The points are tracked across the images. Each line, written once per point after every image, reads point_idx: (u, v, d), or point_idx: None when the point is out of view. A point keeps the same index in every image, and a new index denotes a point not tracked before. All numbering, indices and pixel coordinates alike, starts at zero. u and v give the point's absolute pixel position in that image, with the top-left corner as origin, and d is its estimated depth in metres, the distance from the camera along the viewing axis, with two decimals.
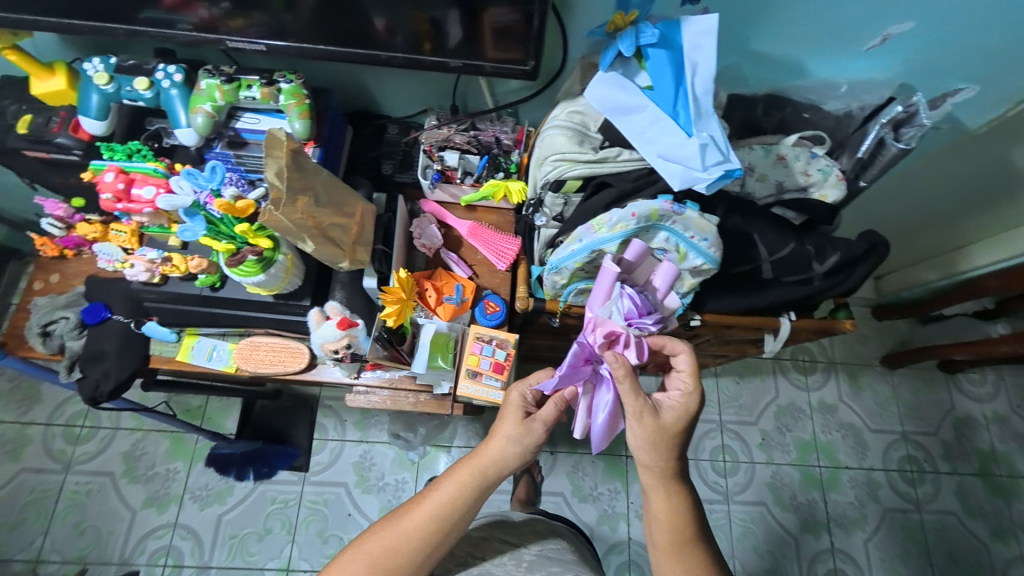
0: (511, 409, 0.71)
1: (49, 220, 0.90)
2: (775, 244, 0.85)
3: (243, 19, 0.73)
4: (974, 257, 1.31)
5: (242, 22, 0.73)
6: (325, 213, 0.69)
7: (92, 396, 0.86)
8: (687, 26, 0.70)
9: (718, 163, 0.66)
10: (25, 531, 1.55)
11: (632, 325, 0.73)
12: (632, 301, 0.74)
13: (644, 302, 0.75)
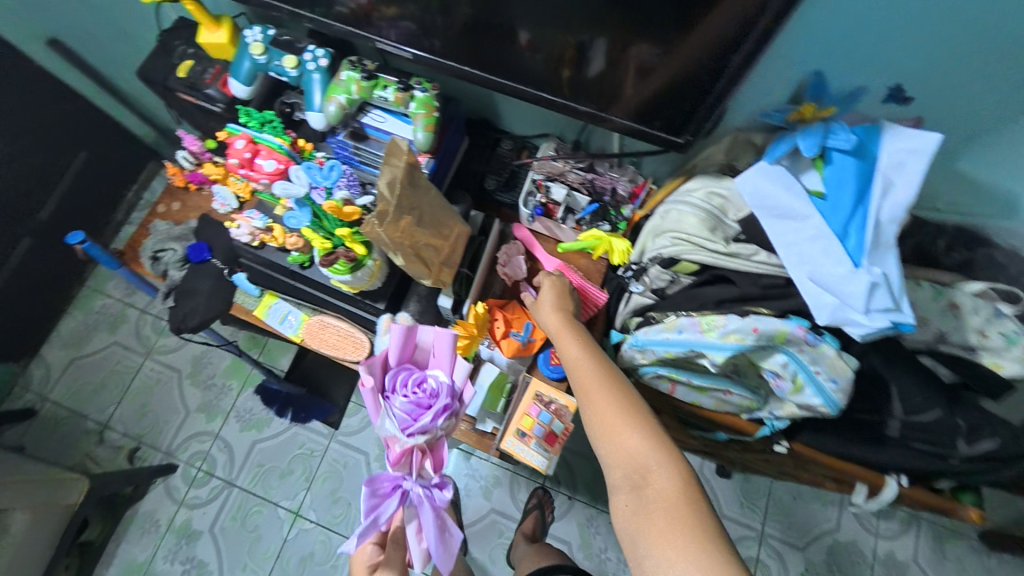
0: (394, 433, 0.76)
1: (183, 153, 0.99)
2: (916, 404, 0.73)
3: (396, 9, 0.70)
4: None
5: (393, 12, 0.70)
6: (423, 233, 0.66)
7: (177, 325, 0.92)
8: (893, 135, 0.56)
9: (885, 311, 0.54)
10: (103, 397, 1.77)
11: (410, 434, 0.72)
12: (402, 412, 0.72)
13: (416, 407, 0.73)
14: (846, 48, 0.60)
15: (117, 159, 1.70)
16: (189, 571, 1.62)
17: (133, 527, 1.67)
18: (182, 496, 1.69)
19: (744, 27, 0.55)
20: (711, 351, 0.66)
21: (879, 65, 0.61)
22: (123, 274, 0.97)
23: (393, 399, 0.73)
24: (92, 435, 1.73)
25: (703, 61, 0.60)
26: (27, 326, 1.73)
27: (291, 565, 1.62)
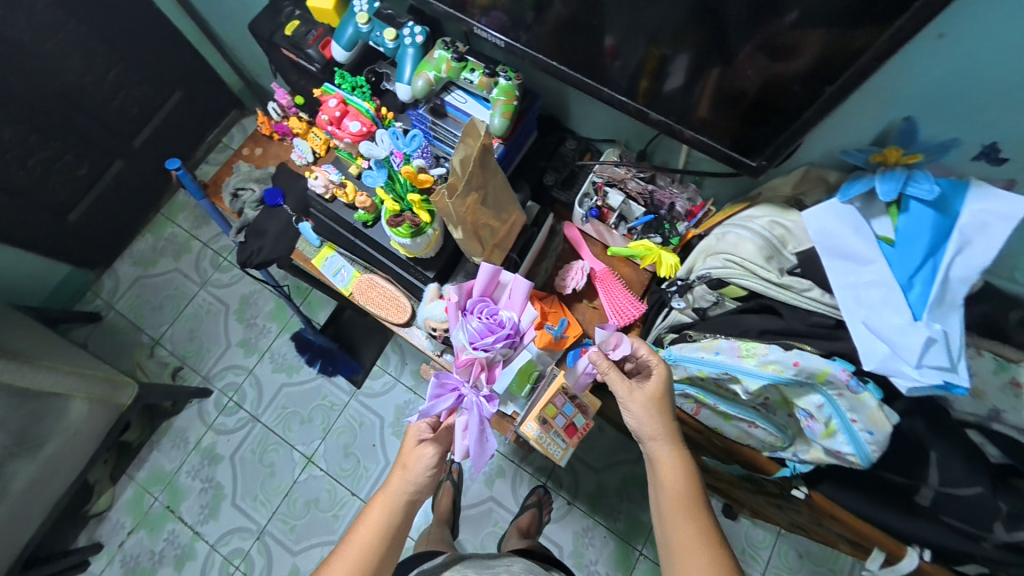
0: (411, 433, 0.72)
1: (274, 104, 1.07)
2: (956, 478, 0.69)
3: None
4: None
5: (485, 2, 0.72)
6: (485, 213, 0.71)
7: (244, 259, 1.01)
8: (982, 192, 0.53)
9: (939, 369, 0.53)
10: (159, 315, 1.93)
11: (476, 347, 0.77)
12: (476, 325, 0.78)
13: (488, 325, 0.78)
14: (947, 95, 0.57)
15: (202, 101, 1.89)
16: (206, 489, 1.76)
17: (166, 439, 1.83)
18: (212, 421, 1.83)
19: (849, 56, 0.53)
20: (746, 377, 0.66)
21: (984, 117, 0.57)
22: (205, 205, 1.03)
23: (468, 317, 0.78)
24: (144, 348, 1.89)
25: (795, 86, 0.59)
26: (108, 240, 1.91)
27: (297, 506, 1.73)
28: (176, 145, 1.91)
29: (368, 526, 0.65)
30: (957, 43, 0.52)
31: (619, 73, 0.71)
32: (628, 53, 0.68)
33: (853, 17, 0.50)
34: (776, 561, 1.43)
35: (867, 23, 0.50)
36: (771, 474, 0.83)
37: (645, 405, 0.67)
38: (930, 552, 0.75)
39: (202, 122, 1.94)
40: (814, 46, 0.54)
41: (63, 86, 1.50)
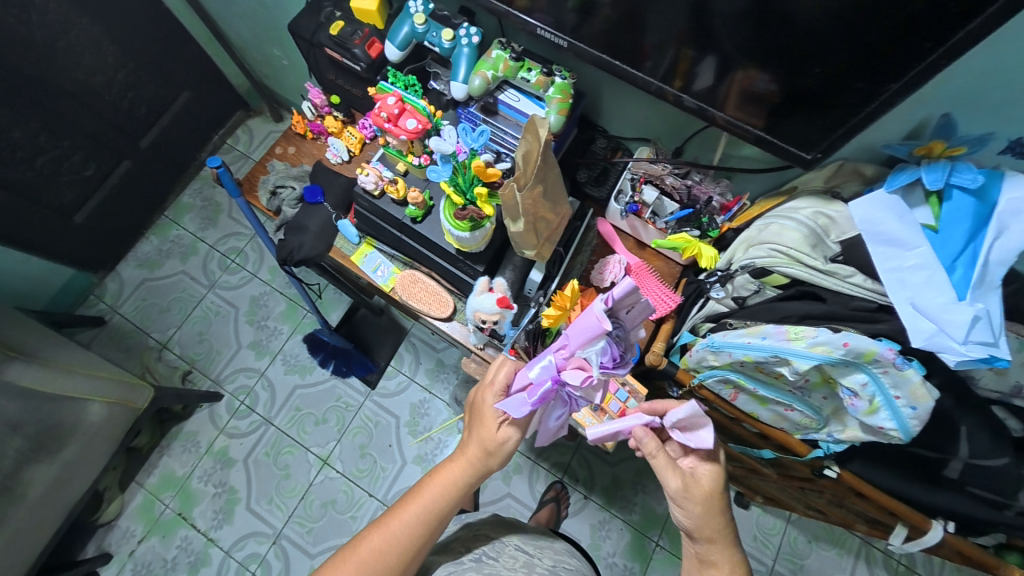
0: (485, 417, 0.74)
1: (309, 104, 1.08)
2: (983, 450, 0.74)
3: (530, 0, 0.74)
4: None
5: (528, 3, 0.74)
6: (545, 206, 0.75)
7: (284, 257, 1.02)
8: (1016, 184, 0.60)
9: (983, 344, 0.59)
10: (167, 318, 1.86)
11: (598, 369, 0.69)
12: (609, 351, 0.68)
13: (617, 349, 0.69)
14: (984, 94, 0.62)
15: (210, 100, 1.86)
16: (220, 494, 1.67)
17: (176, 443, 1.73)
18: (224, 424, 1.75)
19: (913, 57, 0.54)
20: (797, 358, 0.69)
21: (1011, 115, 0.62)
22: (240, 204, 0.98)
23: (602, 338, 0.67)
24: (152, 351, 1.81)
25: (859, 83, 0.60)
26: (110, 241, 1.84)
27: (314, 508, 1.65)
28: (182, 144, 1.88)
29: (446, 480, 0.74)
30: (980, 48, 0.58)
31: (650, 73, 0.74)
32: (659, 57, 0.71)
33: (925, 20, 0.51)
34: (786, 547, 1.48)
35: (937, 28, 0.51)
36: (802, 455, 0.84)
37: (696, 495, 0.68)
38: (953, 524, 0.80)
39: (208, 122, 1.90)
40: (884, 46, 0.55)
41: (72, 84, 1.46)
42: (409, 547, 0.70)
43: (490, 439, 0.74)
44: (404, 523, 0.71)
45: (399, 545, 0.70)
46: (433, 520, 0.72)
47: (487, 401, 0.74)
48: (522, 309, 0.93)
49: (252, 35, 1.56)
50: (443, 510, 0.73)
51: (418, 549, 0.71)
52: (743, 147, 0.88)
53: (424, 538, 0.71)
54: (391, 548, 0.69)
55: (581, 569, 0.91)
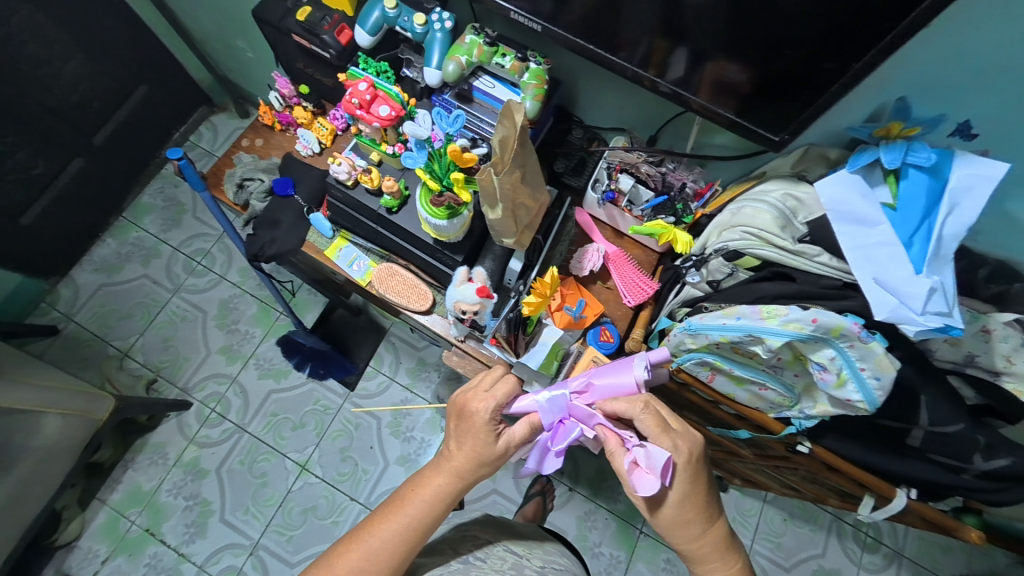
0: (479, 430, 0.69)
1: (276, 94, 1.04)
2: (942, 417, 0.77)
3: None
4: None
5: None
6: (522, 191, 0.76)
7: (255, 253, 1.00)
8: (965, 162, 0.65)
9: (940, 315, 0.63)
10: (129, 324, 1.76)
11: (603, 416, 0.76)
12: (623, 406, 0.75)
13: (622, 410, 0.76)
14: (935, 77, 0.67)
15: (170, 95, 1.77)
16: (192, 507, 1.60)
17: (142, 455, 1.64)
18: (194, 434, 1.67)
19: (876, 35, 0.56)
20: (770, 336, 0.72)
21: (960, 99, 0.68)
22: (205, 199, 0.94)
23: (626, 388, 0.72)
24: (113, 360, 1.71)
25: (825, 63, 0.61)
26: (62, 245, 1.72)
27: (294, 515, 1.59)
28: (141, 141, 1.78)
29: (430, 491, 0.70)
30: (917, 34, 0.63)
31: (623, 57, 0.75)
32: (635, 44, 0.72)
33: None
34: (764, 527, 1.53)
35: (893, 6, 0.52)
36: (777, 433, 0.86)
37: (677, 522, 0.66)
38: (915, 491, 0.85)
39: (167, 118, 1.81)
40: (854, 26, 0.56)
41: (16, 77, 1.37)
42: (391, 562, 0.67)
43: (478, 449, 0.70)
44: (384, 537, 0.67)
45: (380, 560, 0.66)
46: (416, 534, 0.68)
47: (477, 410, 0.69)
48: (503, 300, 0.93)
49: (213, 26, 1.49)
50: (426, 523, 0.69)
51: (399, 563, 0.67)
52: (714, 135, 0.91)
53: (406, 552, 0.68)
54: (372, 563, 0.66)
55: (572, 569, 0.87)
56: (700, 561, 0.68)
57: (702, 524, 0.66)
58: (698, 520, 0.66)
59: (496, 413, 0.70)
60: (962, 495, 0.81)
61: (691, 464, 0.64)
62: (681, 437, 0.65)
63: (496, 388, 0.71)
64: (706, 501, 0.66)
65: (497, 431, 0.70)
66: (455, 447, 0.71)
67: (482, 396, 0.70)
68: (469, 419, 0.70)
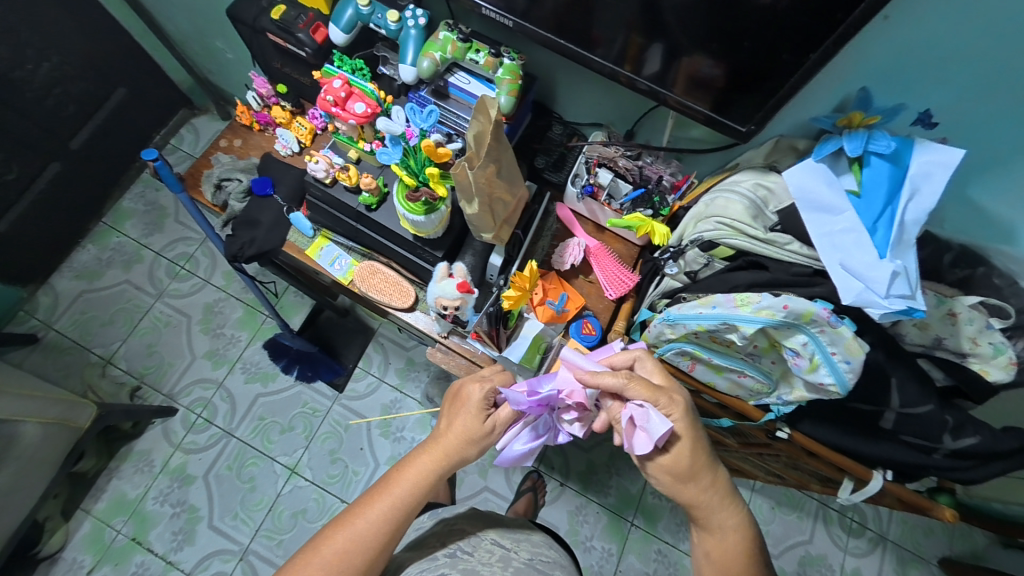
0: (470, 408, 0.71)
1: (253, 93, 1.05)
2: (912, 398, 0.80)
3: None
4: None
5: None
6: (499, 185, 0.77)
7: (234, 253, 0.99)
8: (924, 150, 0.69)
9: (902, 297, 0.66)
10: (111, 331, 1.73)
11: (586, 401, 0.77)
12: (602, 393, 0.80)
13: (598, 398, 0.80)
14: (893, 69, 0.70)
15: (148, 98, 1.74)
16: (179, 514, 1.58)
17: (127, 464, 1.62)
18: (180, 440, 1.64)
19: (828, 26, 0.57)
20: (744, 324, 0.73)
21: (920, 89, 0.71)
22: (182, 199, 0.92)
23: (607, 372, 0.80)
24: (95, 367, 1.68)
25: (785, 54, 0.63)
26: (40, 252, 1.69)
27: (283, 519, 1.57)
28: (120, 145, 1.75)
29: (417, 471, 0.69)
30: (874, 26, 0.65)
31: (597, 52, 0.76)
32: (611, 40, 0.73)
33: None
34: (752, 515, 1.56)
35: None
36: (756, 420, 0.88)
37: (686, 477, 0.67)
38: (891, 473, 0.87)
39: (147, 120, 1.79)
40: (815, 22, 0.58)
41: None
42: (377, 544, 0.65)
43: (468, 431, 0.70)
44: (371, 518, 0.66)
45: (365, 541, 0.65)
46: (401, 515, 0.67)
47: (471, 395, 0.71)
48: (484, 295, 0.94)
49: (191, 27, 1.47)
50: (411, 505, 0.68)
51: (385, 546, 0.66)
52: (689, 129, 0.93)
53: (392, 533, 0.67)
54: (358, 545, 0.65)
55: (560, 561, 0.86)
56: (714, 515, 0.68)
57: (709, 474, 0.68)
58: (704, 469, 0.67)
59: (490, 397, 0.71)
60: (934, 475, 0.83)
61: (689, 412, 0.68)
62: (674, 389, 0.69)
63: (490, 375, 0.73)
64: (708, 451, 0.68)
65: (489, 416, 0.72)
66: (445, 428, 0.71)
67: (477, 381, 0.72)
68: (462, 397, 0.72)
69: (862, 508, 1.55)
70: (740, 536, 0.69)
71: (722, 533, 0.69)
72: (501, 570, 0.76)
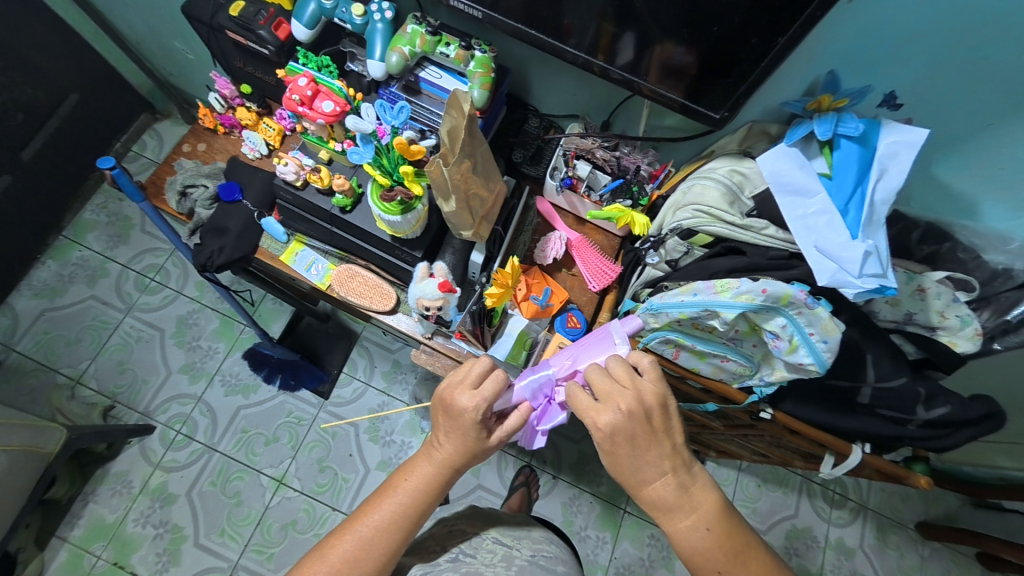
0: (463, 421, 0.67)
1: (216, 94, 1.00)
2: (886, 372, 0.83)
3: None
4: (1001, 458, 1.29)
5: None
6: (476, 181, 0.77)
7: (203, 263, 0.94)
8: (890, 132, 0.72)
9: (874, 276, 0.69)
10: (78, 350, 1.65)
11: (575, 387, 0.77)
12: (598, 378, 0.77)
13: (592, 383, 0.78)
14: (858, 51, 0.71)
15: (105, 103, 1.66)
16: (162, 535, 1.52)
17: (103, 487, 1.55)
18: (159, 459, 1.58)
19: (796, 8, 0.58)
20: (725, 309, 0.74)
21: (884, 70, 0.73)
22: (145, 209, 0.87)
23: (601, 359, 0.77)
24: (62, 389, 1.59)
25: (753, 38, 0.63)
26: None
27: (272, 532, 1.53)
28: (77, 154, 1.66)
29: (423, 479, 0.68)
30: (838, 9, 0.66)
31: (567, 41, 0.75)
32: (583, 29, 0.73)
33: None
34: (740, 494, 1.60)
35: None
36: (740, 403, 0.88)
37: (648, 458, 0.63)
38: (870, 445, 0.89)
39: (104, 126, 1.69)
40: (784, 6, 0.58)
41: None
42: (386, 551, 0.64)
43: (469, 444, 0.68)
44: (377, 525, 0.64)
45: (373, 549, 0.64)
46: (408, 522, 0.66)
47: (465, 408, 0.67)
48: (467, 294, 0.93)
49: (145, 27, 1.39)
50: (418, 511, 0.67)
51: (395, 552, 0.65)
52: (665, 117, 0.92)
53: (400, 540, 0.65)
54: (366, 553, 0.63)
55: (561, 555, 0.87)
56: (665, 521, 0.64)
57: (650, 477, 0.63)
58: (646, 471, 0.63)
59: (485, 411, 0.67)
60: (910, 446, 0.86)
61: (640, 414, 0.62)
62: (621, 396, 0.63)
63: (483, 385, 0.68)
64: (659, 454, 0.63)
65: (486, 426, 0.69)
66: (444, 437, 0.69)
67: (469, 392, 0.67)
68: (450, 408, 0.68)
69: (843, 480, 1.61)
70: (708, 545, 0.62)
71: (680, 540, 0.64)
72: (506, 571, 0.75)
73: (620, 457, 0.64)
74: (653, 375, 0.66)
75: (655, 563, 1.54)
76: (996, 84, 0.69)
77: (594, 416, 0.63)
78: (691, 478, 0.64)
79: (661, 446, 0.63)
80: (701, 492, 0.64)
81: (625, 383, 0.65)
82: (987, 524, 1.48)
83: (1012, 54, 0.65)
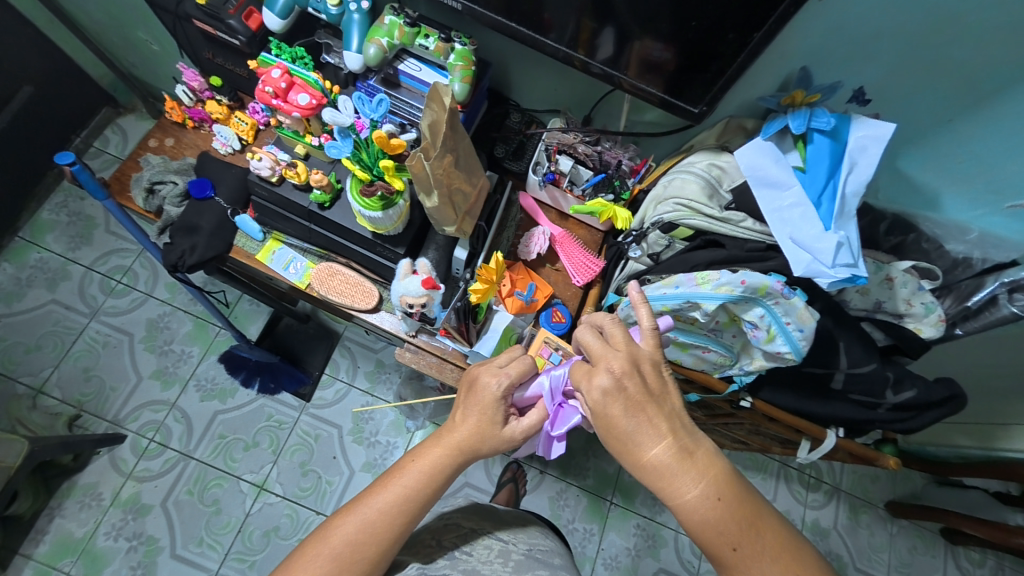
0: (478, 398, 0.68)
1: (184, 87, 0.96)
2: (859, 359, 0.85)
3: None
4: None
5: None
6: (458, 176, 0.77)
7: (174, 263, 0.91)
8: (859, 126, 0.75)
9: (845, 266, 0.72)
10: (39, 357, 1.56)
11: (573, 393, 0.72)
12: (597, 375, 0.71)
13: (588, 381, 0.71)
14: (829, 49, 0.73)
15: (63, 97, 1.56)
16: (136, 547, 1.46)
17: (70, 500, 1.48)
18: (131, 469, 1.52)
19: (769, 5, 0.58)
20: (705, 301, 0.75)
21: (853, 67, 0.75)
22: (109, 208, 0.83)
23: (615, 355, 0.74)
24: (22, 400, 1.50)
25: (730, 34, 0.64)
26: None
27: (254, 538, 1.49)
28: (31, 151, 1.57)
29: (430, 461, 0.67)
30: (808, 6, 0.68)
31: (546, 32, 0.75)
32: (562, 24, 0.73)
33: None
34: None
35: None
36: (721, 392, 0.90)
37: (648, 420, 0.62)
38: (843, 429, 0.92)
39: (60, 121, 1.60)
40: (758, 3, 0.59)
41: None
42: (389, 536, 0.63)
43: (483, 424, 0.68)
44: (382, 508, 0.64)
45: (378, 530, 0.63)
46: (412, 506, 0.65)
47: (487, 385, 0.68)
48: (452, 290, 0.93)
49: (104, 18, 1.31)
50: (423, 496, 0.66)
51: (397, 539, 0.64)
52: (644, 113, 0.93)
53: (405, 523, 0.64)
54: (368, 537, 0.62)
55: (557, 550, 0.88)
56: (671, 491, 0.61)
57: (648, 442, 0.61)
58: (644, 435, 0.61)
59: (507, 391, 0.68)
60: (879, 429, 0.90)
61: (636, 371, 0.63)
62: (612, 357, 0.64)
63: (508, 365, 0.69)
64: (655, 416, 0.62)
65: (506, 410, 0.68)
66: (462, 417, 0.69)
67: (492, 370, 0.69)
68: (466, 383, 0.71)
69: (818, 464, 1.67)
70: (719, 516, 0.60)
71: (692, 513, 0.61)
72: (503, 568, 0.75)
73: (616, 420, 0.62)
74: (651, 342, 0.67)
75: (641, 552, 1.57)
76: (955, 79, 0.72)
77: (586, 380, 0.64)
78: (694, 442, 0.63)
79: (657, 408, 0.62)
80: (706, 457, 0.62)
81: (619, 346, 0.65)
82: (951, 501, 1.56)
83: (967, 52, 0.68)
